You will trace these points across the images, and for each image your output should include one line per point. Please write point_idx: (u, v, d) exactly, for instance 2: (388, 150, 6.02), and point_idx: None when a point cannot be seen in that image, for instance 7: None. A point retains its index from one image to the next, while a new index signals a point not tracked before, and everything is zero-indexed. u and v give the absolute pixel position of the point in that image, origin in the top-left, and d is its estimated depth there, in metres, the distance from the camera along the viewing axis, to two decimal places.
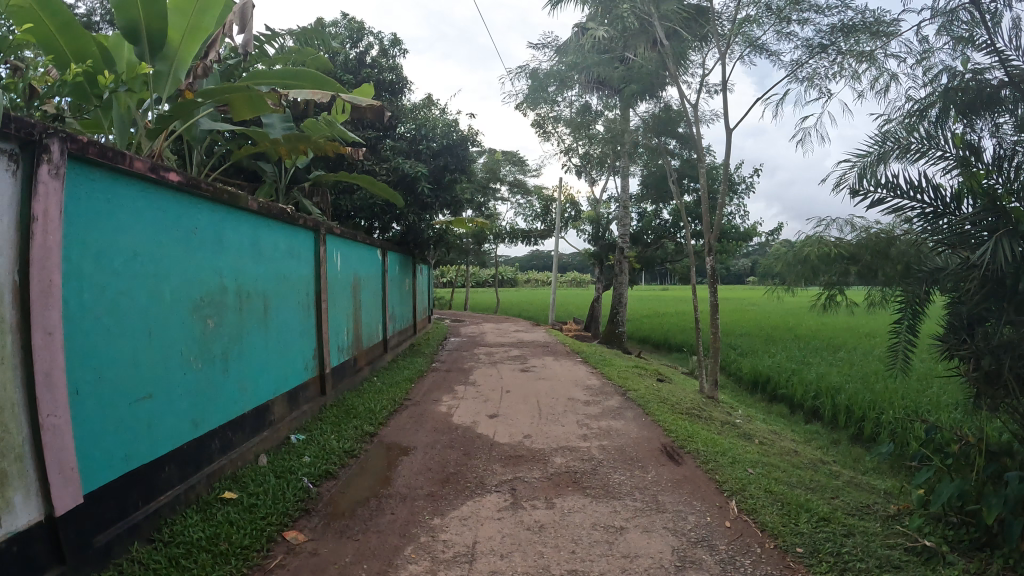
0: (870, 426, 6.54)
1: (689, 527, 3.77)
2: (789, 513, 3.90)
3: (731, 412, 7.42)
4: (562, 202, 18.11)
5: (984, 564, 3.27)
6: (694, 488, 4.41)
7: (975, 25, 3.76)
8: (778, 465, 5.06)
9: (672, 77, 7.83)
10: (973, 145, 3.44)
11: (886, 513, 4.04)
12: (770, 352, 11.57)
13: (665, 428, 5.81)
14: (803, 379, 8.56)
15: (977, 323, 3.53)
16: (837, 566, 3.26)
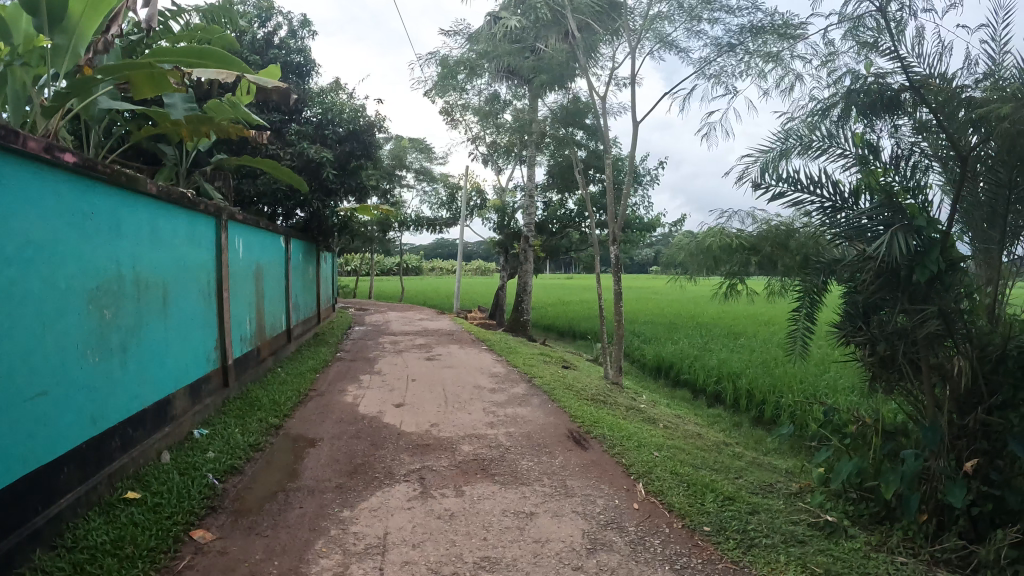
0: (771, 409, 6.89)
1: (599, 511, 3.86)
2: (696, 494, 4.06)
3: (636, 398, 7.63)
4: (468, 189, 18.02)
5: (884, 536, 3.57)
6: (601, 472, 4.52)
7: (879, 32, 3.91)
8: (681, 448, 5.25)
9: (583, 70, 7.94)
10: (871, 146, 3.77)
11: (789, 491, 4.28)
12: (672, 339, 11.94)
13: (571, 414, 5.91)
14: (705, 365, 8.89)
15: (871, 311, 3.79)
16: (743, 542, 3.43)
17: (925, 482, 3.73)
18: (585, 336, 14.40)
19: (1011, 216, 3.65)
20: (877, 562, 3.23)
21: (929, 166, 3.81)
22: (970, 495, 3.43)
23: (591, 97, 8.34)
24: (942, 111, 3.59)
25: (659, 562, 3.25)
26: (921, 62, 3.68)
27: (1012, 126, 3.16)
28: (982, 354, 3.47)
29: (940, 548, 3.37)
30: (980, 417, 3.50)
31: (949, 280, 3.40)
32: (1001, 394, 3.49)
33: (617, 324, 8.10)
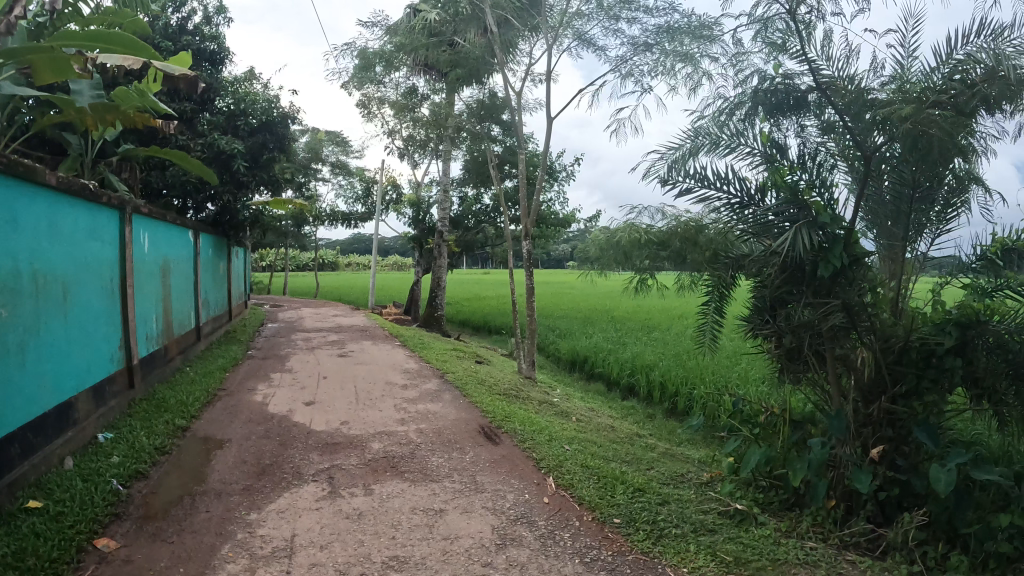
0: (684, 401, 7.11)
1: (508, 506, 3.88)
2: (606, 486, 4.13)
3: (549, 392, 7.71)
4: (382, 183, 17.76)
5: (794, 522, 3.77)
6: (512, 467, 4.53)
7: (789, 35, 4.07)
8: (594, 441, 5.33)
9: (499, 65, 7.95)
10: (777, 144, 3.93)
11: (700, 481, 4.42)
12: (585, 333, 12.12)
13: (482, 409, 5.91)
14: (618, 358, 9.08)
15: (778, 306, 3.95)
16: (653, 533, 3.52)
17: (832, 468, 3.98)
18: (500, 331, 14.44)
19: (913, 214, 3.91)
20: (784, 547, 3.40)
21: (834, 165, 4.04)
22: (876, 481, 3.73)
23: (507, 93, 8.36)
24: (848, 112, 3.77)
25: (569, 555, 3.30)
26: (830, 64, 3.85)
27: (913, 127, 3.40)
28: (885, 346, 3.71)
29: (850, 532, 3.60)
30: (885, 406, 3.79)
31: (852, 275, 3.57)
32: (904, 383, 3.76)
33: (529, 319, 8.14)
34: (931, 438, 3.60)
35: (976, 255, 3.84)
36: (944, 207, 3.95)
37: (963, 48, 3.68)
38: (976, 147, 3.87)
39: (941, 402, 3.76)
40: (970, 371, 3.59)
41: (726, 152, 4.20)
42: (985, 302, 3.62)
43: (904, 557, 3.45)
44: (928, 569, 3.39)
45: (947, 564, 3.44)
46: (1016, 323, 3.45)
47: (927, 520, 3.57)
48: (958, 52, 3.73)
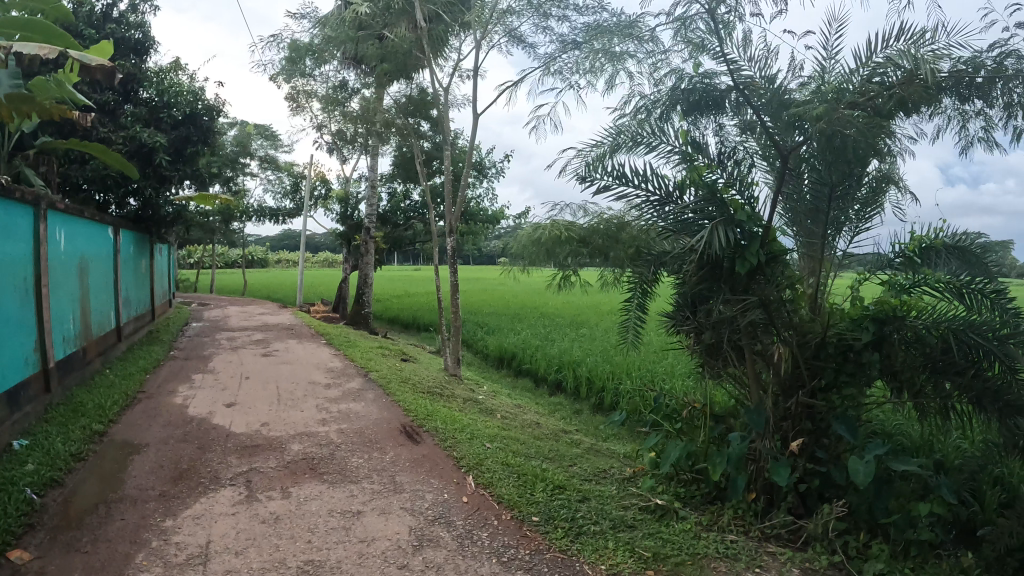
0: (611, 396, 7.17)
1: (427, 506, 3.82)
2: (526, 484, 4.09)
3: (475, 389, 7.65)
4: (312, 179, 17.41)
5: (716, 516, 3.85)
6: (432, 466, 4.46)
7: (709, 34, 4.10)
8: (516, 438, 5.28)
9: (427, 60, 7.86)
10: (695, 142, 3.96)
11: (622, 476, 4.45)
12: (514, 330, 12.13)
13: (405, 408, 5.81)
14: (545, 354, 9.10)
15: (698, 303, 3.99)
16: (572, 531, 3.51)
17: (752, 462, 4.06)
18: (430, 328, 14.31)
19: (832, 212, 3.98)
20: (705, 541, 3.46)
21: (753, 163, 4.09)
22: (796, 473, 3.81)
23: (435, 88, 8.28)
24: (767, 112, 3.82)
25: (486, 556, 3.26)
26: (749, 64, 3.88)
27: (828, 127, 3.45)
28: (802, 342, 3.79)
29: (771, 524, 3.69)
30: (803, 401, 3.86)
31: (769, 272, 3.64)
32: (823, 377, 3.83)
33: (454, 316, 8.05)
34: (849, 431, 3.67)
35: (895, 252, 3.92)
36: (863, 205, 4.04)
37: (881, 51, 3.77)
38: (894, 148, 3.95)
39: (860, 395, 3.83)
40: (888, 366, 3.67)
41: (644, 150, 4.16)
42: (902, 299, 3.68)
43: (825, 548, 3.53)
44: (848, 558, 3.48)
45: (868, 552, 3.53)
46: (930, 319, 3.52)
47: (846, 510, 3.66)
48: (877, 55, 3.80)
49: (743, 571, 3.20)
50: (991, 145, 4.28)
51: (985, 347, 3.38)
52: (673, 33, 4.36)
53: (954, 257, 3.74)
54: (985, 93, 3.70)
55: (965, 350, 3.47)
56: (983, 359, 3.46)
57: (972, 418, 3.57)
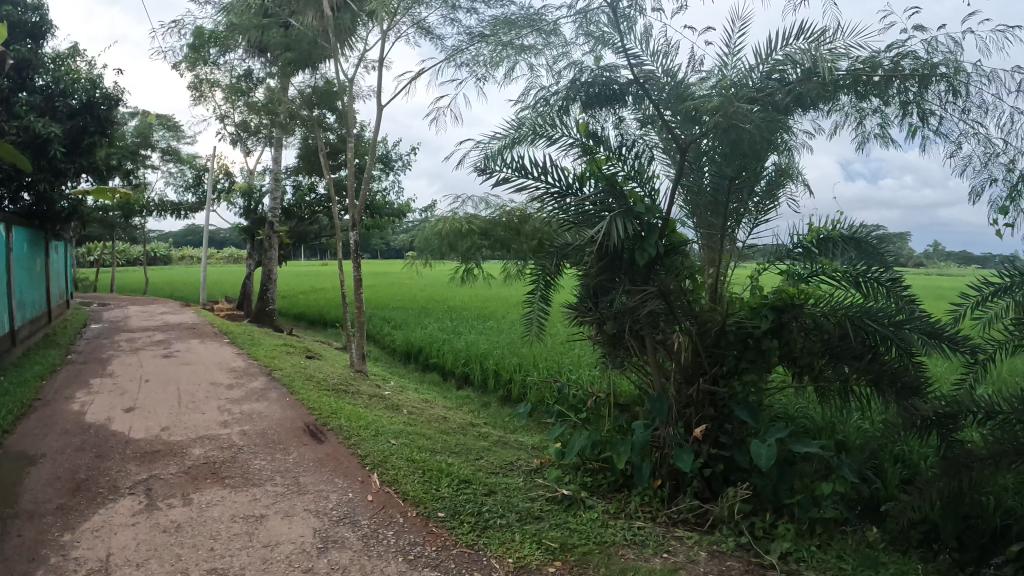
0: (518, 388, 7.24)
1: (331, 507, 3.76)
2: (431, 480, 4.06)
3: (382, 385, 7.55)
4: (214, 172, 16.82)
5: (623, 503, 3.95)
6: (336, 466, 4.38)
7: (610, 29, 4.15)
8: (422, 433, 5.23)
9: (333, 49, 7.70)
10: (594, 134, 4.01)
11: (529, 468, 4.50)
12: (421, 324, 12.07)
13: (310, 406, 5.68)
14: (452, 348, 9.10)
15: (601, 294, 4.06)
16: (478, 525, 3.52)
17: (656, 448, 4.17)
18: (338, 324, 14.06)
19: (731, 204, 4.09)
20: (612, 529, 3.54)
21: (654, 155, 4.18)
22: (699, 459, 3.93)
23: (339, 77, 8.11)
24: (666, 105, 3.91)
25: (392, 554, 3.23)
26: (651, 58, 3.95)
27: (725, 121, 3.54)
28: (703, 331, 3.88)
29: (678, 510, 3.80)
30: (705, 387, 3.97)
31: (668, 263, 3.76)
32: (724, 364, 3.94)
33: (358, 311, 7.92)
34: (751, 416, 3.78)
35: (794, 243, 4.04)
36: (762, 199, 4.19)
37: (782, 49, 3.88)
38: (792, 143, 4.07)
39: (760, 380, 3.94)
40: (787, 352, 3.82)
41: (545, 143, 4.24)
42: (801, 287, 3.84)
43: (732, 530, 3.65)
44: (754, 538, 3.61)
45: (773, 532, 3.68)
46: (828, 307, 3.69)
47: (749, 493, 3.80)
48: (778, 53, 3.92)
49: (651, 556, 3.28)
50: (886, 142, 4.45)
51: (882, 332, 3.57)
52: (574, 26, 4.39)
53: (851, 247, 3.91)
54: (882, 91, 3.84)
55: (862, 336, 3.65)
56: (880, 344, 3.62)
57: (870, 399, 3.77)
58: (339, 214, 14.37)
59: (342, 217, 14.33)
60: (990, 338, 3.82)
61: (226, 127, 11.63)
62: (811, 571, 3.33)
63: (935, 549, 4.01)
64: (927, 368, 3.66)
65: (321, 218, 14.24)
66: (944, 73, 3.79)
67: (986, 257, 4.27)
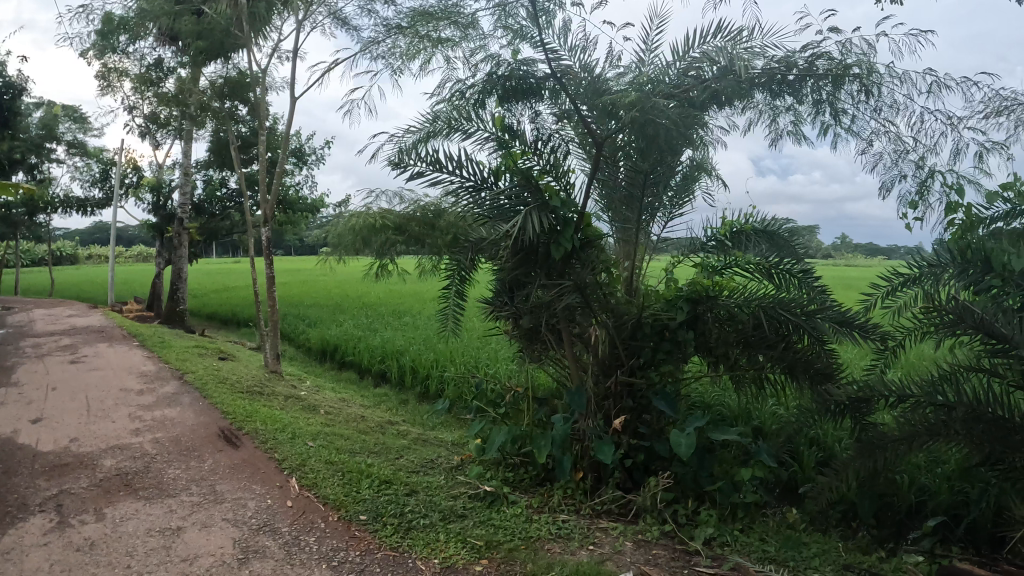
0: (435, 384, 7.22)
1: (250, 515, 3.65)
2: (351, 482, 3.99)
3: (297, 385, 7.38)
4: (123, 166, 16.13)
5: (546, 497, 3.98)
6: (253, 472, 4.26)
7: (529, 23, 4.15)
8: (340, 434, 5.13)
9: (246, 38, 7.48)
10: (509, 128, 4.00)
11: (449, 465, 4.48)
12: (337, 321, 11.88)
13: (224, 410, 5.50)
14: (369, 345, 8.99)
15: (517, 288, 4.07)
16: (402, 526, 3.47)
17: (576, 441, 4.22)
18: (253, 323, 13.70)
19: (645, 198, 4.16)
20: (537, 523, 3.56)
21: (570, 150, 4.21)
22: (620, 450, 3.99)
23: (253, 68, 7.88)
24: (583, 99, 3.94)
25: (315, 562, 3.17)
26: (569, 53, 3.96)
27: (641, 115, 3.58)
28: (619, 324, 3.94)
29: (601, 501, 3.85)
30: (622, 379, 4.04)
31: (584, 256, 3.79)
32: (641, 355, 4.04)
33: (272, 309, 7.71)
34: (669, 406, 3.87)
35: (708, 236, 4.13)
36: (676, 193, 4.26)
37: (699, 47, 3.93)
38: (706, 139, 4.16)
39: (677, 370, 4.04)
40: (703, 342, 3.90)
41: (460, 137, 4.21)
42: (715, 280, 3.92)
43: (656, 518, 3.71)
44: (678, 525, 3.69)
45: (696, 518, 3.76)
46: (742, 298, 3.78)
47: (671, 482, 3.88)
48: (695, 50, 3.97)
49: (577, 549, 3.30)
50: (799, 139, 4.55)
51: (794, 323, 3.66)
52: (491, 19, 4.37)
53: (763, 240, 4.02)
54: (796, 89, 3.94)
55: (776, 325, 3.75)
56: (792, 333, 3.73)
57: (785, 386, 3.88)
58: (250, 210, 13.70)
59: (256, 213, 13.91)
60: (897, 325, 3.97)
61: (135, 119, 11.16)
62: (735, 554, 3.41)
63: (853, 527, 4.18)
64: (839, 356, 3.78)
65: (233, 214, 13.75)
66: (857, 74, 3.90)
67: (892, 249, 4.43)
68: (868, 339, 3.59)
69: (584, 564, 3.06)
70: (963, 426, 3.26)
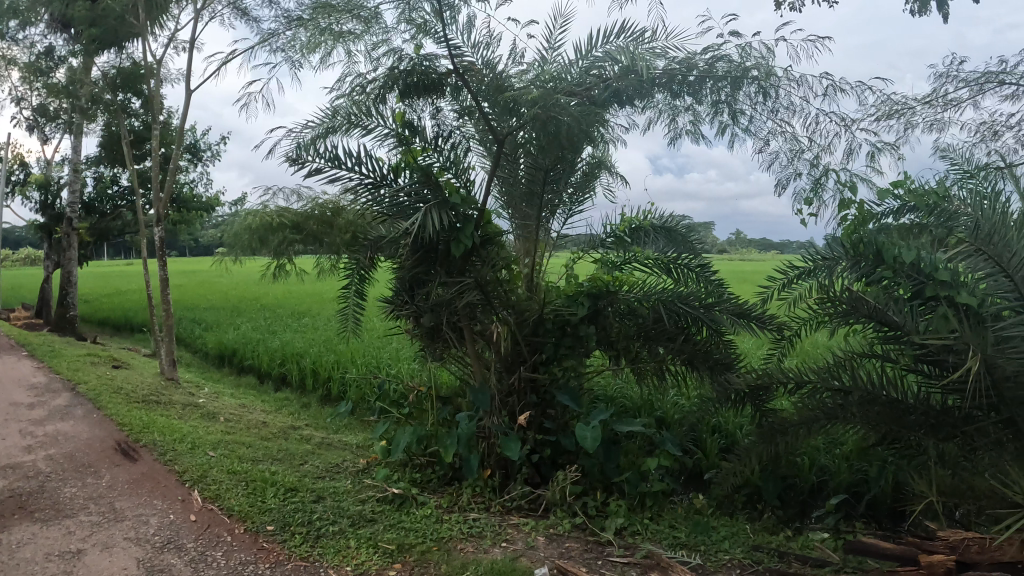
0: (337, 386, 7.11)
1: (152, 532, 3.49)
2: (256, 491, 3.87)
3: (195, 393, 7.09)
4: (4, 163, 15.10)
5: (454, 496, 3.98)
6: (154, 486, 4.07)
7: (432, 18, 4.11)
8: (242, 442, 4.97)
9: (141, 27, 7.14)
10: (410, 125, 3.96)
11: (355, 469, 4.41)
12: (234, 324, 11.52)
13: (119, 421, 5.22)
14: (268, 348, 8.75)
15: (416, 286, 4.05)
16: (310, 535, 3.39)
17: (482, 439, 4.23)
18: (147, 329, 13.08)
19: (545, 195, 4.21)
20: (448, 523, 3.54)
21: (470, 146, 4.23)
22: (527, 446, 4.03)
23: (148, 59, 7.52)
24: (483, 95, 3.96)
25: None
26: (471, 50, 3.95)
27: (542, 112, 3.62)
28: (520, 320, 3.98)
29: (511, 497, 3.87)
30: (525, 375, 4.08)
31: (484, 253, 3.81)
32: (543, 351, 4.08)
33: (167, 314, 7.37)
34: (572, 400, 3.95)
35: (606, 232, 4.22)
36: (575, 190, 4.33)
37: (601, 46, 4.00)
38: (606, 137, 4.24)
39: (579, 363, 4.11)
40: (604, 336, 3.98)
41: (360, 132, 4.14)
42: (615, 275, 4.00)
43: (566, 512, 3.75)
44: (589, 517, 3.75)
45: (605, 509, 3.83)
46: (642, 292, 3.86)
47: (579, 475, 3.94)
48: (597, 49, 4.03)
49: (490, 547, 3.30)
50: (696, 137, 4.70)
51: (692, 315, 3.79)
52: (394, 12, 4.31)
53: (660, 237, 4.17)
54: (695, 90, 4.04)
55: (675, 318, 3.88)
56: (691, 326, 3.88)
57: (685, 376, 4.01)
58: (145, 209, 13.12)
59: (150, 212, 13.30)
60: (792, 316, 4.16)
61: (19, 111, 10.46)
62: (646, 542, 3.48)
63: (758, 509, 4.35)
64: (736, 346, 3.93)
65: (126, 214, 13.09)
66: (756, 77, 4.00)
67: (785, 244, 4.59)
68: (764, 330, 3.75)
69: (498, 562, 3.07)
70: (859, 410, 3.49)
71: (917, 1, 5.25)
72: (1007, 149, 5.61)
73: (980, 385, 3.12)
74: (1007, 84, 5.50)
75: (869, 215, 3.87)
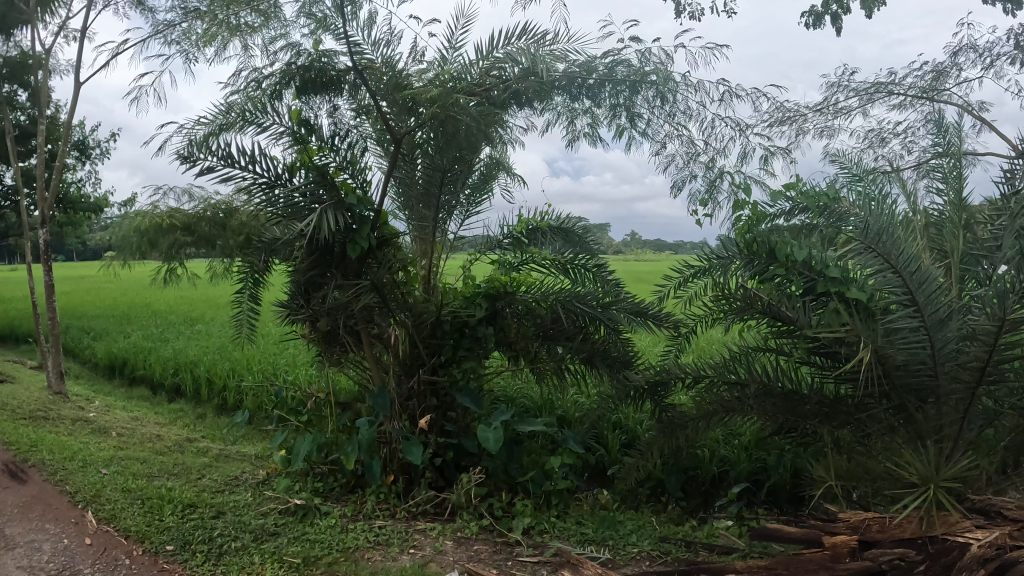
0: (233, 395, 6.88)
1: (46, 559, 3.25)
2: (153, 510, 3.68)
3: (85, 407, 6.67)
4: None
5: (358, 504, 3.91)
6: (44, 510, 3.80)
7: (332, 13, 4.03)
8: (136, 458, 4.72)
9: (28, 13, 6.68)
10: (306, 122, 3.85)
11: (255, 481, 4.27)
12: (123, 332, 10.93)
13: (4, 440, 4.85)
14: (161, 357, 8.35)
15: (311, 290, 3.96)
16: (212, 553, 3.25)
17: (383, 444, 4.18)
18: (30, 339, 12.26)
19: (442, 196, 4.19)
20: (354, 533, 3.47)
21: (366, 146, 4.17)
22: (430, 449, 4.01)
23: (34, 48, 7.05)
24: (381, 93, 3.90)
25: None
26: (371, 47, 3.89)
27: (440, 110, 3.62)
28: (418, 323, 3.95)
29: (415, 502, 3.84)
30: (424, 378, 4.05)
31: (381, 256, 3.80)
32: (441, 353, 4.06)
33: (53, 323, 6.90)
34: (473, 401, 3.95)
35: (503, 234, 4.23)
36: (473, 192, 4.34)
37: (502, 46, 4.01)
38: (504, 138, 4.27)
39: (478, 365, 4.11)
40: (503, 338, 4.00)
41: (254, 130, 4.01)
42: (512, 276, 4.02)
43: (472, 514, 3.75)
44: (496, 518, 3.77)
45: (512, 510, 3.85)
46: (539, 292, 3.93)
47: (484, 476, 3.95)
48: (499, 49, 4.03)
49: (398, 554, 3.26)
50: (595, 139, 4.79)
51: (590, 314, 3.87)
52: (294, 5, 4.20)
53: (557, 237, 4.22)
54: (594, 92, 4.12)
55: (573, 317, 3.95)
56: (589, 325, 3.96)
57: (583, 374, 4.09)
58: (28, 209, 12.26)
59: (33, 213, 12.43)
60: (688, 313, 4.31)
61: None
62: (554, 540, 3.52)
63: (663, 501, 4.48)
64: (632, 344, 4.04)
65: (8, 215, 12.19)
66: (655, 81, 4.11)
67: (680, 244, 4.73)
68: (661, 327, 3.87)
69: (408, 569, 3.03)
70: (756, 401, 3.67)
71: (812, 15, 5.54)
72: (893, 155, 6.00)
73: (872, 373, 3.36)
74: (894, 93, 5.88)
75: (762, 215, 3.93)
